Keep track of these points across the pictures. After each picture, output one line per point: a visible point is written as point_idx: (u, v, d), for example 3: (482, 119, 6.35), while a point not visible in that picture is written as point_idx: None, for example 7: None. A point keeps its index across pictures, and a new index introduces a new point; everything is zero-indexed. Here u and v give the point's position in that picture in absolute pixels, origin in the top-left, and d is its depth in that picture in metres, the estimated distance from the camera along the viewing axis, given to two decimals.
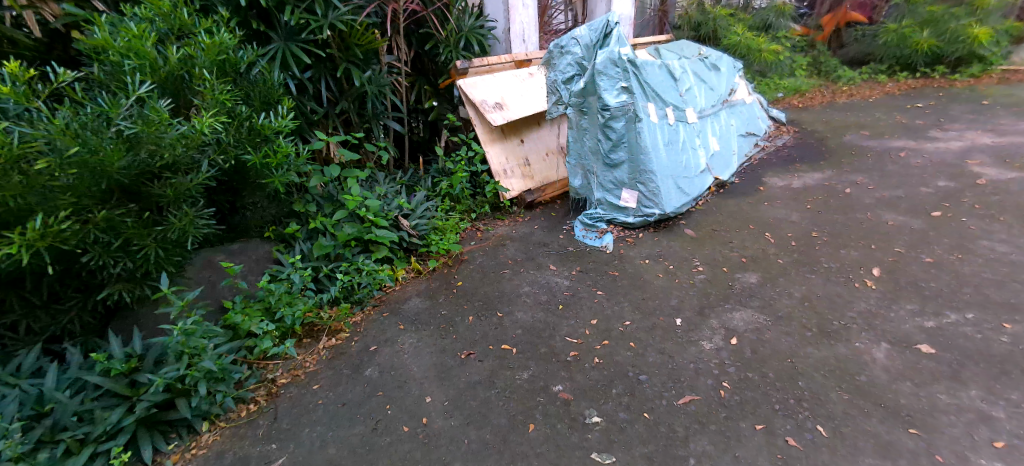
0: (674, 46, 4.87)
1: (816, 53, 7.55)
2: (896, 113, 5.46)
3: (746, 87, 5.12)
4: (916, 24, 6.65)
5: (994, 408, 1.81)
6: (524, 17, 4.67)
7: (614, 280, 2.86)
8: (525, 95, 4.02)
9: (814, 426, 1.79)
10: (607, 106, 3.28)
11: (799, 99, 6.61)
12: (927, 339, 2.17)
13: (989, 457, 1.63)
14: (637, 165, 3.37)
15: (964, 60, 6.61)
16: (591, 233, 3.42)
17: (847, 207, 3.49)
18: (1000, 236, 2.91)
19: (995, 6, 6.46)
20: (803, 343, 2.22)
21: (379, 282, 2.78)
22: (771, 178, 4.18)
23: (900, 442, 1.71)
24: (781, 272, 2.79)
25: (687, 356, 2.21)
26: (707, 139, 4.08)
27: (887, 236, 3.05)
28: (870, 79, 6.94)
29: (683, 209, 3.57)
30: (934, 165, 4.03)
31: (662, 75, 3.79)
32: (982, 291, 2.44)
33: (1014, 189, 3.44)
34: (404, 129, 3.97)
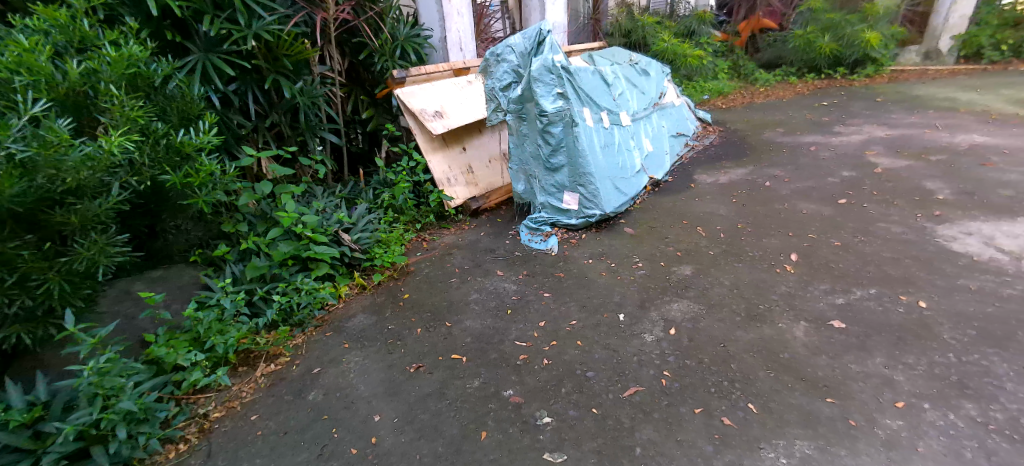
0: (606, 52, 5.07)
1: (736, 58, 8.10)
2: (806, 112, 5.97)
3: (674, 90, 5.41)
4: (819, 30, 7.31)
5: (895, 372, 2.01)
6: (459, 26, 4.71)
7: (560, 281, 2.93)
8: (464, 103, 4.05)
9: (745, 405, 1.93)
10: (544, 112, 3.35)
11: (723, 100, 7.06)
12: (838, 315, 2.38)
13: (893, 417, 1.81)
14: (577, 168, 3.47)
15: (860, 62, 7.34)
16: (535, 236, 3.48)
17: (768, 199, 3.77)
18: (896, 218, 3.25)
19: (882, 14, 7.22)
20: (735, 327, 2.38)
21: (320, 301, 2.69)
22: (701, 175, 4.43)
23: (820, 412, 1.86)
24: (712, 263, 2.96)
25: (631, 349, 2.30)
26: (641, 141, 4.28)
27: (803, 224, 3.32)
28: (783, 81, 7.54)
29: (622, 209, 3.72)
30: (839, 157, 4.44)
31: (595, 81, 3.94)
32: (883, 269, 2.71)
33: (904, 176, 3.86)
34: (342, 140, 3.85)
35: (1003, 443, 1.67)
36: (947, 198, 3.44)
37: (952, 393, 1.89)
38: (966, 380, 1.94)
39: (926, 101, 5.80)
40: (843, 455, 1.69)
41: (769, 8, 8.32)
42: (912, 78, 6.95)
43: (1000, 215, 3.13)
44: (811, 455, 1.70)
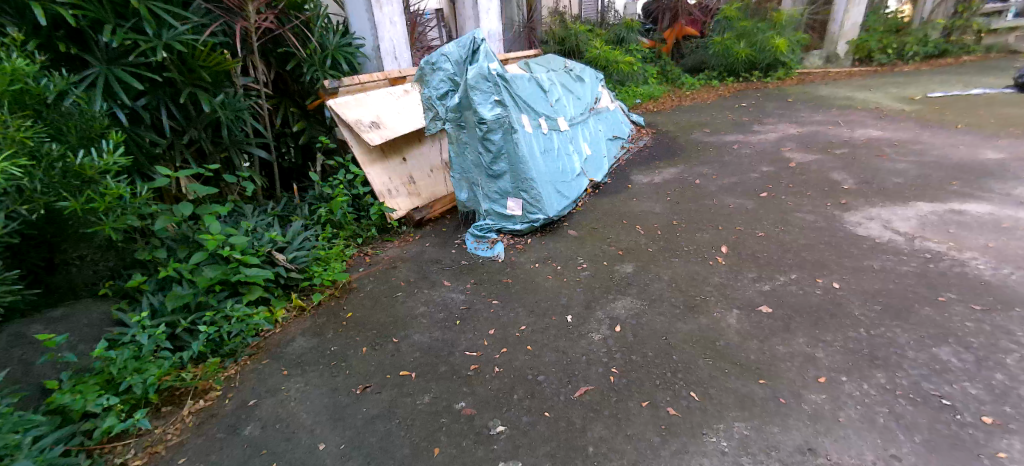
0: (542, 60, 5.18)
1: (663, 63, 8.52)
2: (727, 112, 6.37)
3: (608, 94, 5.60)
4: (734, 37, 7.85)
5: (817, 349, 2.18)
6: (393, 35, 4.60)
7: (507, 287, 2.94)
8: (402, 112, 3.99)
9: (688, 393, 2.02)
10: (483, 119, 3.36)
11: (653, 104, 7.40)
12: (765, 300, 2.56)
13: (817, 392, 1.96)
14: (519, 174, 3.50)
15: (772, 66, 7.95)
16: (481, 244, 3.47)
17: (698, 195, 3.98)
18: (810, 208, 3.53)
19: (787, 22, 7.88)
20: (674, 319, 2.48)
21: (254, 328, 2.55)
22: (637, 176, 4.61)
23: (754, 393, 1.98)
24: (651, 260, 3.09)
25: (580, 349, 2.35)
26: (579, 145, 4.38)
27: (731, 217, 3.53)
28: (706, 84, 8.02)
29: (565, 212, 3.79)
30: (759, 153, 4.78)
31: (532, 87, 4.01)
32: (802, 255, 2.94)
33: (815, 169, 4.21)
34: (272, 155, 3.66)
35: (909, 406, 1.85)
36: (851, 187, 3.79)
37: (865, 364, 2.07)
38: (876, 351, 2.13)
39: (828, 100, 6.38)
40: (776, 432, 1.80)
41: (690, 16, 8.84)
42: (816, 79, 7.62)
43: (895, 200, 3.49)
44: (749, 435, 1.81)
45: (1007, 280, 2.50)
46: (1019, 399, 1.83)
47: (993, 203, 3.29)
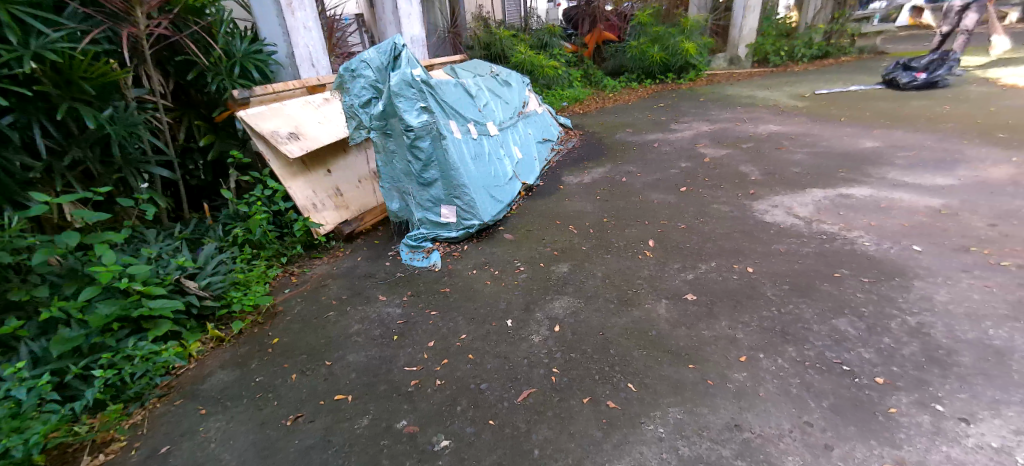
0: (467, 65, 5.17)
1: (586, 67, 8.82)
2: (647, 113, 6.70)
3: (535, 98, 5.69)
4: (649, 41, 8.29)
5: (738, 331, 2.33)
6: (308, 41, 4.40)
7: (445, 296, 2.89)
8: (323, 122, 3.80)
9: (626, 385, 2.08)
10: (409, 127, 3.29)
11: (580, 107, 7.61)
12: (691, 289, 2.70)
13: (739, 371, 2.10)
14: (450, 181, 3.46)
15: (684, 68, 8.48)
16: (416, 254, 3.38)
17: (625, 193, 4.14)
18: (725, 199, 3.79)
19: (695, 27, 8.45)
20: (610, 314, 2.56)
21: (163, 366, 2.31)
22: (567, 176, 4.72)
23: (686, 379, 2.08)
24: (586, 258, 3.17)
25: (520, 352, 2.35)
26: (510, 149, 4.42)
27: (656, 212, 3.71)
28: (627, 86, 8.40)
29: (500, 216, 3.80)
30: (677, 150, 5.06)
31: (458, 93, 3.98)
32: (721, 244, 3.14)
33: (727, 163, 4.52)
34: (176, 174, 3.36)
35: (817, 375, 2.03)
36: (758, 178, 4.11)
37: (778, 340, 2.25)
38: (788, 328, 2.31)
39: (734, 99, 6.90)
40: (706, 414, 1.90)
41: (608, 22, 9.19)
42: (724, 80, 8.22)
43: (795, 188, 3.83)
44: (682, 419, 1.90)
45: (890, 253, 2.82)
46: (904, 358, 2.06)
47: (875, 186, 3.70)
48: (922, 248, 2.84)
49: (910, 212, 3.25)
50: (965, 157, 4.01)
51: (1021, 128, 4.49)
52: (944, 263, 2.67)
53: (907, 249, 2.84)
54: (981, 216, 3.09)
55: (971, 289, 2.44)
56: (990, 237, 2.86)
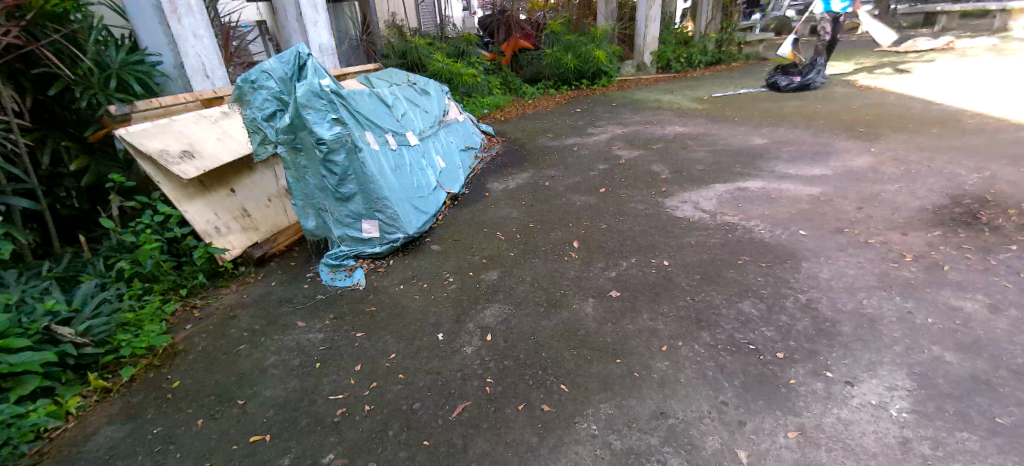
0: (383, 73, 5.04)
1: (504, 74, 8.93)
2: (565, 118, 6.91)
3: (455, 106, 5.64)
4: (562, 49, 8.59)
5: (658, 322, 2.45)
6: (199, 50, 4.04)
7: (371, 314, 2.75)
8: (221, 138, 3.48)
9: (559, 387, 2.10)
10: (321, 140, 3.10)
11: (500, 113, 7.68)
12: (615, 286, 2.79)
13: (661, 360, 2.19)
14: (370, 194, 3.32)
15: (597, 74, 8.86)
16: (338, 274, 3.19)
17: (549, 197, 4.22)
18: (640, 198, 3.98)
19: (603, 36, 8.88)
20: (540, 318, 2.57)
21: (31, 431, 1.99)
22: (492, 183, 4.72)
23: (616, 374, 2.14)
24: (514, 264, 3.17)
25: (453, 366, 2.30)
26: (432, 158, 4.33)
27: (579, 214, 3.81)
28: (545, 93, 8.62)
29: (426, 227, 3.69)
30: (594, 153, 5.26)
31: (373, 103, 3.85)
32: (640, 241, 3.28)
33: (640, 164, 4.77)
34: (40, 204, 2.92)
35: (729, 357, 2.17)
36: (668, 176, 4.37)
37: (694, 327, 2.38)
38: (702, 315, 2.46)
39: (642, 103, 7.31)
40: (634, 406, 1.97)
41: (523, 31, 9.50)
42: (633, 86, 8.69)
43: (701, 184, 4.11)
44: (613, 413, 1.94)
45: (782, 239, 3.11)
46: (798, 332, 2.26)
47: (766, 179, 4.08)
48: (807, 232, 3.16)
49: (795, 201, 3.61)
50: (835, 150, 4.55)
51: (874, 123, 5.18)
52: (825, 244, 2.99)
53: (795, 234, 3.15)
54: (850, 201, 3.51)
55: (846, 265, 2.75)
56: (858, 218, 3.25)
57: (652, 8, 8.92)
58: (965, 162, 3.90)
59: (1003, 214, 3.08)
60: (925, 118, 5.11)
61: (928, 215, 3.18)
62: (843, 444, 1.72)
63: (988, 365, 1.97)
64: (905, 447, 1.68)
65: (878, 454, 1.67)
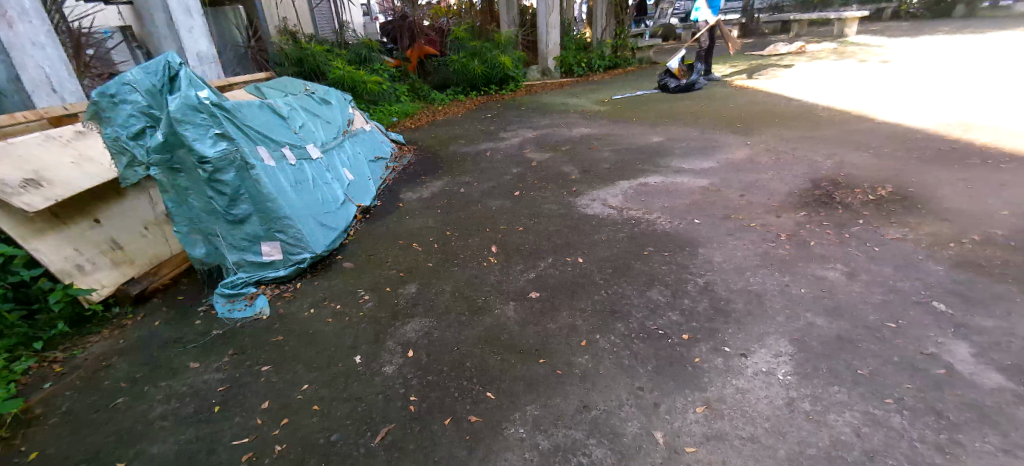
0: (276, 83, 4.74)
1: (411, 81, 8.77)
2: (476, 124, 6.94)
3: (361, 115, 5.42)
4: (468, 56, 8.65)
5: (577, 318, 2.53)
6: (41, 61, 3.52)
7: (279, 344, 2.55)
8: (77, 163, 2.99)
9: (485, 395, 2.09)
10: (204, 158, 2.83)
11: (410, 122, 7.39)
12: (534, 287, 2.84)
13: (582, 355, 2.27)
14: (268, 213, 3.07)
15: (505, 80, 8.96)
16: (237, 304, 2.90)
17: (464, 203, 4.20)
18: (553, 199, 4.10)
19: (507, 42, 9.08)
20: (462, 327, 2.55)
21: None
22: (405, 193, 4.59)
23: (539, 374, 2.18)
24: (433, 274, 3.11)
25: (373, 388, 2.20)
26: (338, 171, 4.11)
27: (495, 219, 3.83)
28: (455, 99, 8.57)
29: (336, 244, 3.49)
30: (506, 157, 5.33)
31: (264, 115, 3.59)
32: (556, 241, 3.38)
33: (551, 166, 4.92)
34: None
35: (642, 345, 2.29)
36: (578, 177, 4.55)
37: (610, 319, 2.49)
38: (616, 307, 2.58)
39: (549, 107, 7.54)
40: (558, 404, 2.01)
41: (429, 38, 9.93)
42: (540, 90, 8.93)
43: (608, 182, 4.33)
44: (539, 414, 1.97)
45: (681, 228, 3.36)
46: (700, 314, 2.46)
47: (664, 174, 4.39)
48: (701, 220, 3.44)
49: (690, 193, 3.93)
50: (720, 144, 5.01)
51: (749, 118, 5.79)
52: (717, 230, 3.28)
53: (691, 223, 3.42)
54: (735, 189, 3.88)
55: (734, 248, 3.04)
56: (741, 205, 3.61)
57: (552, 16, 9.26)
58: (822, 149, 4.49)
59: (852, 192, 3.58)
60: (789, 112, 5.80)
61: (796, 198, 3.61)
62: (743, 412, 1.89)
63: (851, 324, 2.27)
64: (792, 406, 1.89)
65: (772, 416, 1.85)
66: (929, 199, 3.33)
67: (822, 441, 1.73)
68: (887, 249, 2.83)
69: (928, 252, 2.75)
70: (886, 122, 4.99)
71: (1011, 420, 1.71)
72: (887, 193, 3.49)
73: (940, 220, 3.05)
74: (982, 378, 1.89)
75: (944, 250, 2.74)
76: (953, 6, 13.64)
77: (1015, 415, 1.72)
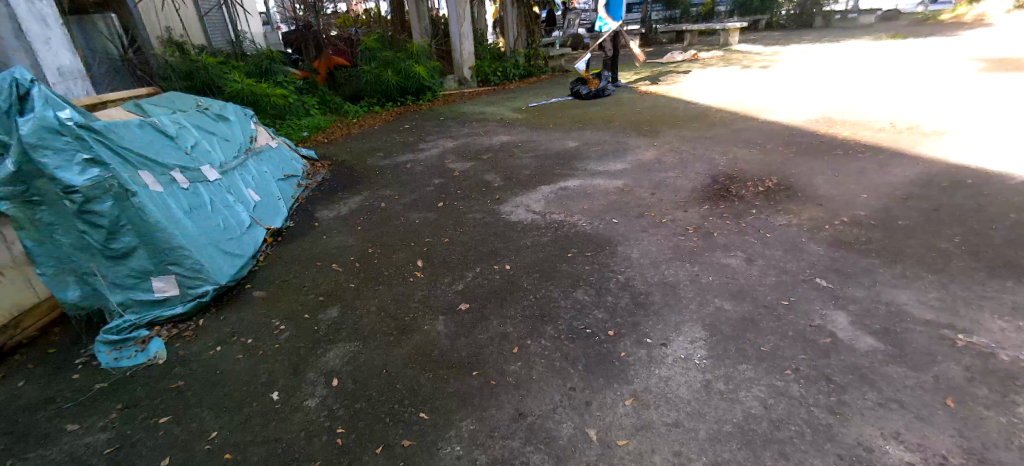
0: (162, 98, 4.33)
1: (321, 94, 8.40)
2: (393, 135, 6.77)
3: (266, 131, 5.08)
4: (380, 66, 8.46)
5: (508, 326, 2.54)
6: None
7: (181, 390, 2.30)
8: None
9: (417, 417, 2.03)
10: (70, 187, 2.54)
11: (323, 135, 6.93)
12: (463, 299, 2.81)
13: (514, 363, 2.27)
14: (156, 244, 2.77)
15: (422, 90, 8.73)
16: (125, 351, 2.56)
17: (386, 218, 4.07)
18: (476, 208, 4.10)
19: (420, 52, 9.01)
20: (389, 348, 2.46)
21: None
22: (321, 211, 4.35)
23: (472, 387, 2.15)
24: (356, 295, 2.97)
25: (295, 425, 2.05)
26: (243, 191, 3.80)
27: (418, 232, 3.75)
28: (370, 110, 8.23)
29: (243, 272, 3.22)
30: (427, 168, 5.25)
31: (145, 136, 3.28)
32: (482, 250, 3.37)
33: (473, 175, 4.92)
34: None
35: (571, 345, 2.35)
36: (500, 184, 4.58)
37: (539, 324, 2.53)
38: (544, 311, 2.63)
39: (467, 116, 7.54)
40: (492, 415, 2.00)
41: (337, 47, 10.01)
42: (458, 99, 8.86)
43: (529, 188, 4.41)
44: (474, 429, 1.94)
45: (600, 229, 3.50)
46: (622, 310, 2.57)
47: (582, 177, 4.56)
48: (618, 220, 3.61)
49: (606, 194, 4.11)
50: (630, 146, 5.30)
51: (654, 121, 6.18)
52: (632, 228, 3.45)
53: (609, 222, 3.58)
54: (646, 188, 4.11)
55: (649, 243, 3.22)
56: (652, 203, 3.83)
57: (463, 25, 9.29)
58: (719, 147, 4.89)
59: (745, 185, 3.94)
60: (689, 114, 6.28)
61: (699, 193, 3.90)
62: (667, 399, 1.99)
63: (752, 305, 2.48)
64: (709, 388, 2.02)
65: (692, 400, 1.97)
66: (806, 188, 3.75)
67: (736, 417, 1.87)
68: (776, 234, 3.13)
69: (809, 235, 3.09)
70: (768, 121, 5.56)
71: (884, 376, 1.95)
72: (773, 184, 3.89)
73: (816, 206, 3.44)
74: (859, 342, 2.15)
75: (821, 232, 3.09)
76: (813, 18, 15.65)
77: (887, 372, 1.97)
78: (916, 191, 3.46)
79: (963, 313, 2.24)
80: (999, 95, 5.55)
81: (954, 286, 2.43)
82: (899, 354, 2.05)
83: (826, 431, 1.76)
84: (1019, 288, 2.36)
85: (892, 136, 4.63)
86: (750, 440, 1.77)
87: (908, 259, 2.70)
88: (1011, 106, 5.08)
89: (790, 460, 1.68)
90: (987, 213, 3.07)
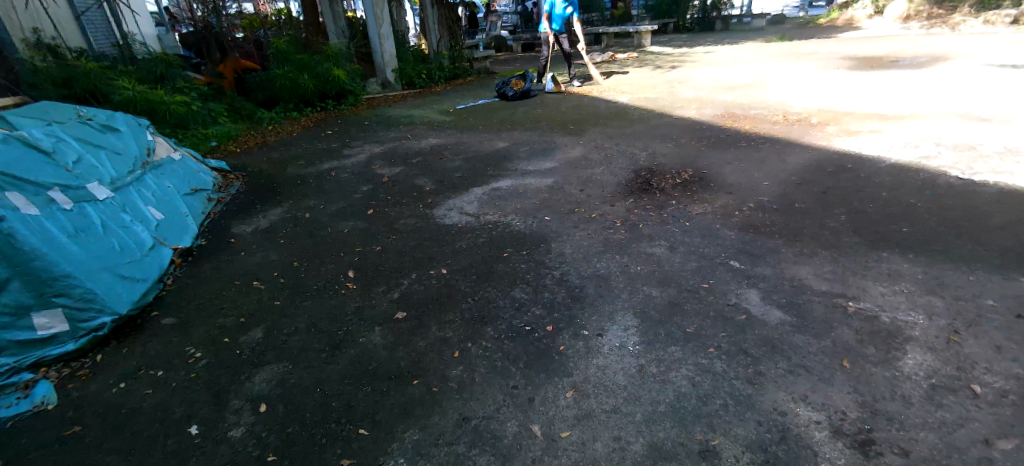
0: (35, 109, 3.86)
1: (229, 100, 7.82)
2: (314, 142, 6.45)
3: (167, 142, 4.64)
4: (295, 69, 8.00)
5: (446, 331, 2.51)
6: None
7: (81, 436, 2.05)
8: None
9: (357, 433, 1.95)
10: None
11: (234, 145, 6.45)
12: (399, 308, 2.74)
13: (456, 367, 2.26)
14: (33, 274, 2.46)
15: (342, 93, 8.38)
16: (5, 399, 2.23)
17: (312, 229, 3.87)
18: (408, 214, 4.01)
19: (339, 55, 8.63)
20: (323, 365, 2.35)
21: None
22: (238, 226, 4.04)
23: (413, 396, 2.11)
24: (282, 313, 2.80)
25: (220, 459, 1.89)
26: (141, 209, 3.44)
27: (348, 242, 3.60)
28: (287, 117, 7.76)
29: (148, 298, 2.91)
30: (353, 175, 5.06)
31: (10, 154, 2.93)
32: (417, 256, 3.30)
33: (403, 179, 4.80)
34: None
35: (512, 344, 2.37)
36: (431, 188, 4.52)
37: (479, 325, 2.52)
38: (482, 312, 2.62)
39: (394, 120, 7.35)
40: (436, 423, 1.96)
41: (244, 50, 9.52)
42: (381, 103, 8.59)
43: (460, 191, 4.38)
44: (418, 438, 1.90)
45: (533, 227, 3.55)
46: (559, 304, 2.63)
47: (514, 177, 4.60)
48: (550, 217, 3.68)
49: (538, 192, 4.18)
50: (557, 145, 5.43)
51: (579, 120, 6.39)
52: (564, 225, 3.54)
53: (542, 221, 3.64)
54: (574, 186, 4.22)
55: (581, 238, 3.31)
56: (580, 199, 3.95)
57: (382, 26, 9.00)
58: (639, 143, 5.15)
59: (664, 178, 4.18)
60: (611, 113, 6.56)
61: (624, 188, 4.07)
62: (605, 386, 2.06)
63: (677, 290, 2.64)
64: (642, 372, 2.12)
65: (628, 385, 2.06)
66: (718, 177, 4.04)
67: (668, 397, 1.97)
68: (694, 223, 3.35)
69: (722, 221, 3.33)
70: (681, 117, 5.93)
71: (792, 345, 2.15)
72: (688, 176, 4.15)
73: (726, 194, 3.72)
74: (769, 316, 2.35)
75: (733, 218, 3.34)
76: (715, 21, 17.01)
77: (794, 341, 2.17)
78: (808, 176, 3.85)
79: (852, 283, 2.52)
80: (869, 90, 6.29)
81: (843, 260, 2.73)
82: (804, 324, 2.27)
83: (746, 400, 1.91)
84: (893, 257, 2.70)
85: (787, 128, 5.10)
86: (682, 417, 1.87)
87: (806, 238, 2.99)
88: (880, 99, 5.77)
89: (717, 431, 1.80)
90: (865, 193, 3.47)
